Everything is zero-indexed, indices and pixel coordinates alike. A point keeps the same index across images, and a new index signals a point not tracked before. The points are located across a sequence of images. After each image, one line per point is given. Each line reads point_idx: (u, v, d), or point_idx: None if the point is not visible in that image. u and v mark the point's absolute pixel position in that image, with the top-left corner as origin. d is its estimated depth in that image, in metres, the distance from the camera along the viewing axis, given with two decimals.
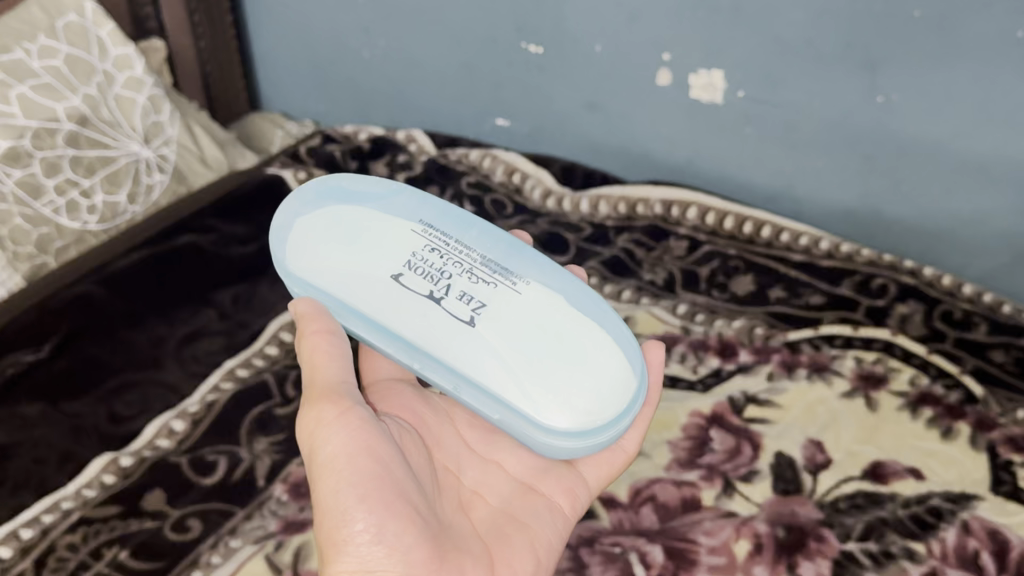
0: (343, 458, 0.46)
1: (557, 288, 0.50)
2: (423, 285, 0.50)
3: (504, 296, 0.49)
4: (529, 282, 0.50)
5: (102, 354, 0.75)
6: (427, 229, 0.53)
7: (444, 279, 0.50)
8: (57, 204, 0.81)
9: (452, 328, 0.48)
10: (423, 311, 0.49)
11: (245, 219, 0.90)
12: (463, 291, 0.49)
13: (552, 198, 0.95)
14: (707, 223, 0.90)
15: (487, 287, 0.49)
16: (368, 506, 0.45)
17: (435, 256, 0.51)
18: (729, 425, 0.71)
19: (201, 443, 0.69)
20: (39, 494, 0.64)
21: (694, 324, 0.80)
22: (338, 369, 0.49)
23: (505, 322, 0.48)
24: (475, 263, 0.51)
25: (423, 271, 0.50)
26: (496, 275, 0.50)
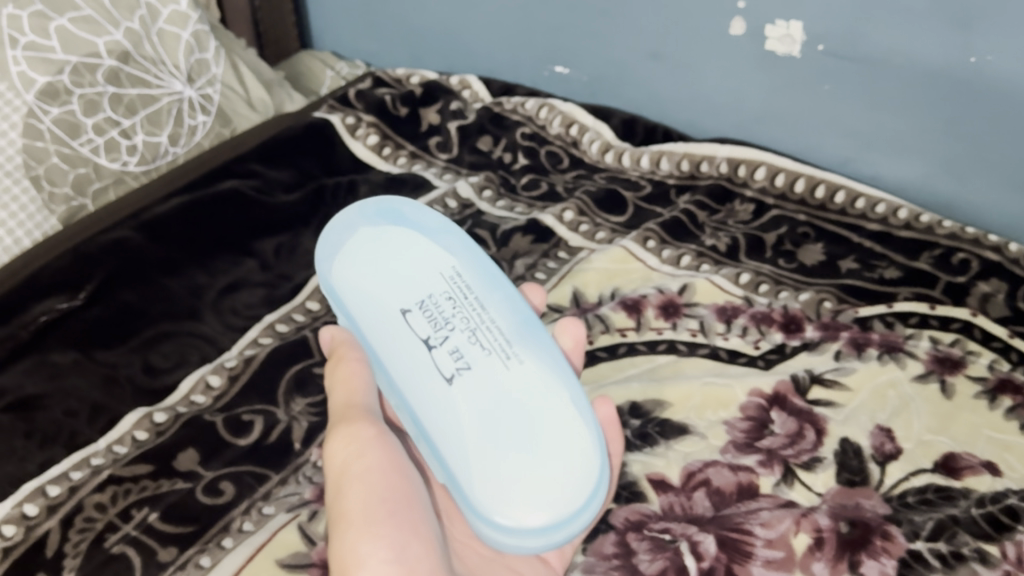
0: (367, 487, 0.45)
1: (557, 373, 0.50)
2: (425, 327, 0.51)
3: (488, 364, 0.50)
4: (523, 359, 0.50)
5: (138, 302, 0.73)
6: (455, 275, 0.54)
7: (445, 329, 0.51)
8: (96, 144, 0.77)
9: (427, 375, 0.50)
10: (412, 349, 0.51)
11: (290, 164, 0.86)
12: (456, 349, 0.50)
13: (611, 153, 0.89)
14: (777, 185, 0.84)
15: (480, 350, 0.50)
16: (394, 527, 0.44)
17: (449, 303, 0.52)
18: (792, 407, 0.66)
19: (237, 401, 0.67)
20: (70, 449, 0.63)
21: (758, 295, 0.75)
22: (366, 397, 0.50)
23: (481, 393, 0.49)
24: (482, 325, 0.51)
25: (431, 314, 0.52)
26: (496, 343, 0.50)
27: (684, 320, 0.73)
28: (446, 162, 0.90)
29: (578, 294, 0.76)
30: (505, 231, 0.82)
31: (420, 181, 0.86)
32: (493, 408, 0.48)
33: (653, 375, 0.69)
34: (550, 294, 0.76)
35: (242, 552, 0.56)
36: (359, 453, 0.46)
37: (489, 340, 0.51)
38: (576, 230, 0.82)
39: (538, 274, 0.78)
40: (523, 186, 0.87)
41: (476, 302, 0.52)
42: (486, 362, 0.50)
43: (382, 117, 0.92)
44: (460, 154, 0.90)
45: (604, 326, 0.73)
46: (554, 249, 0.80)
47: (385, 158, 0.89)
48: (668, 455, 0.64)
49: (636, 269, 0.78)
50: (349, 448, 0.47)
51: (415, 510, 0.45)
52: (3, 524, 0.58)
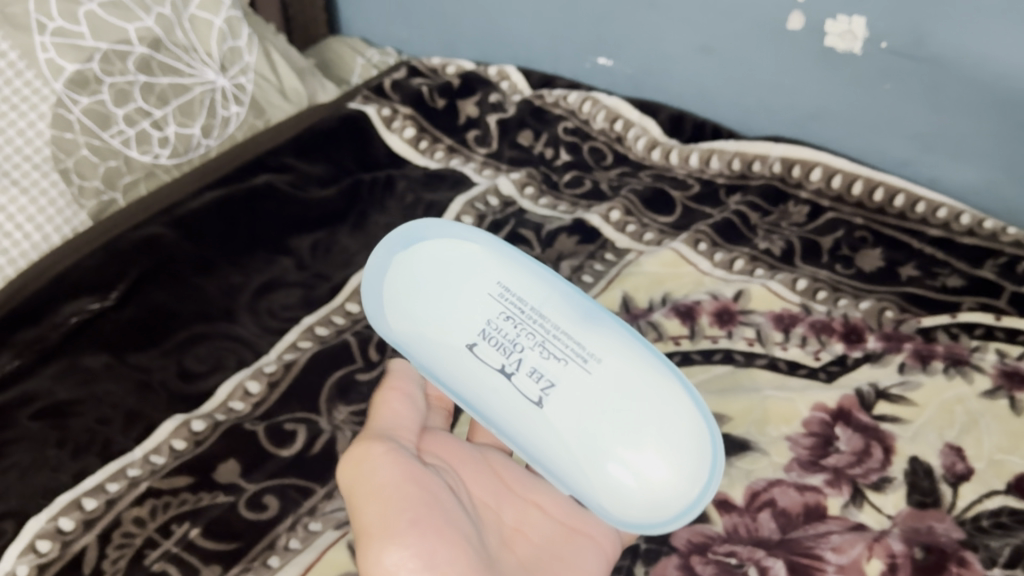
0: (383, 501, 0.44)
1: (636, 360, 0.47)
2: (495, 356, 0.49)
3: (574, 376, 0.47)
4: (602, 357, 0.47)
5: (172, 303, 0.70)
6: (504, 292, 0.50)
7: (516, 351, 0.48)
8: (127, 135, 0.74)
9: (519, 407, 0.48)
10: (494, 385, 0.49)
11: (324, 158, 0.83)
12: (535, 368, 0.48)
13: (658, 150, 0.86)
14: (833, 187, 0.81)
15: (559, 362, 0.47)
16: (417, 531, 0.43)
17: (509, 323, 0.49)
18: (857, 423, 0.64)
19: (278, 409, 0.64)
20: (104, 459, 0.60)
21: (816, 303, 0.72)
22: (388, 420, 0.50)
23: (576, 405, 0.47)
24: (550, 334, 0.48)
25: (496, 340, 0.49)
26: (569, 349, 0.48)
27: (739, 329, 0.71)
28: (485, 156, 0.87)
29: (628, 299, 0.73)
30: (549, 231, 0.78)
31: (459, 177, 0.83)
32: (599, 420, 0.46)
33: (710, 387, 0.66)
34: (598, 298, 0.73)
35: (289, 573, 0.53)
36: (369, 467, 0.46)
37: (562, 348, 0.48)
38: (623, 231, 0.79)
39: (584, 278, 0.75)
40: (565, 183, 0.84)
41: (534, 313, 0.49)
42: (568, 370, 0.47)
43: (419, 109, 0.89)
44: (499, 149, 0.87)
45: (657, 334, 0.70)
46: (600, 251, 0.77)
47: (422, 152, 0.86)
48: (730, 473, 0.61)
49: (688, 273, 0.75)
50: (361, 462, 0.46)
51: (437, 514, 0.44)
52: (37, 539, 0.55)
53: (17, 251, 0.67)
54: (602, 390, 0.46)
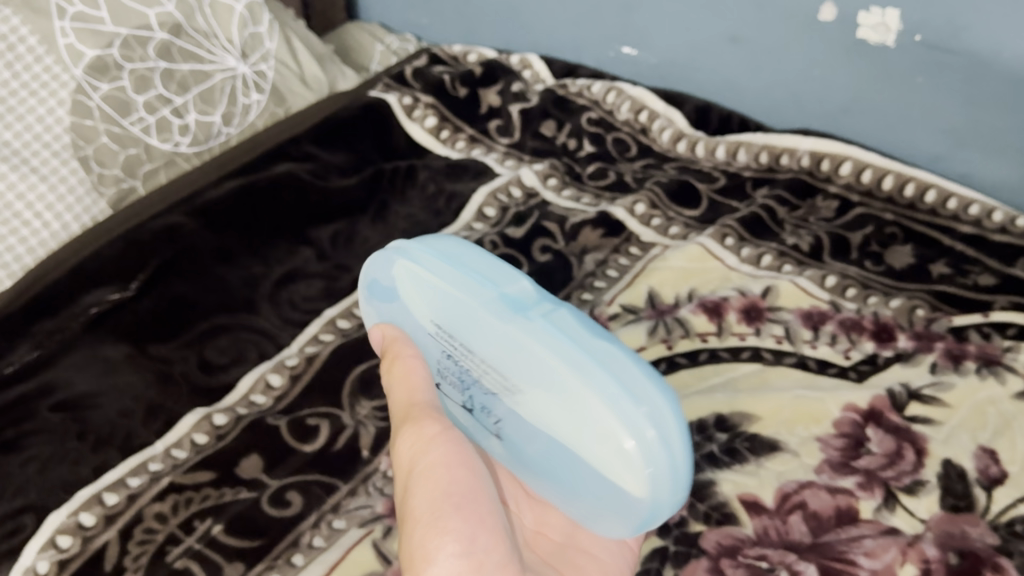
0: (431, 483, 0.44)
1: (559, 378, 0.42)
2: (456, 394, 0.49)
3: (512, 412, 0.45)
4: (522, 389, 0.44)
5: (193, 293, 0.69)
6: (438, 330, 0.48)
7: (465, 390, 0.48)
8: (147, 123, 0.73)
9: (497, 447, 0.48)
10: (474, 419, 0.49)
11: (345, 146, 0.82)
12: (483, 406, 0.47)
13: (683, 142, 0.85)
14: (863, 181, 0.79)
15: (494, 399, 0.46)
16: (462, 518, 0.43)
17: (452, 361, 0.48)
18: (889, 424, 0.62)
19: (300, 404, 0.63)
20: (125, 453, 0.59)
21: (846, 300, 0.71)
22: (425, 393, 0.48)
23: (523, 438, 0.46)
24: (481, 367, 0.46)
25: (451, 378, 0.49)
26: (497, 383, 0.45)
27: (767, 326, 0.69)
28: (507, 147, 0.85)
29: (654, 294, 0.72)
30: (574, 224, 0.77)
31: (481, 167, 0.82)
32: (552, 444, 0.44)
33: (738, 386, 0.65)
34: (624, 293, 0.72)
35: (314, 571, 0.52)
36: (423, 448, 0.45)
37: (493, 382, 0.45)
38: (648, 225, 0.78)
39: (609, 272, 0.74)
40: (589, 175, 0.83)
41: (464, 348, 0.47)
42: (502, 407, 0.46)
43: (441, 97, 0.88)
44: (522, 139, 0.86)
45: (683, 330, 0.69)
46: (625, 244, 0.76)
47: (444, 141, 0.85)
48: (760, 474, 0.60)
49: (714, 268, 0.74)
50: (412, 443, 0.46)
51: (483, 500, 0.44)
52: (58, 534, 0.54)
53: (36, 240, 0.67)
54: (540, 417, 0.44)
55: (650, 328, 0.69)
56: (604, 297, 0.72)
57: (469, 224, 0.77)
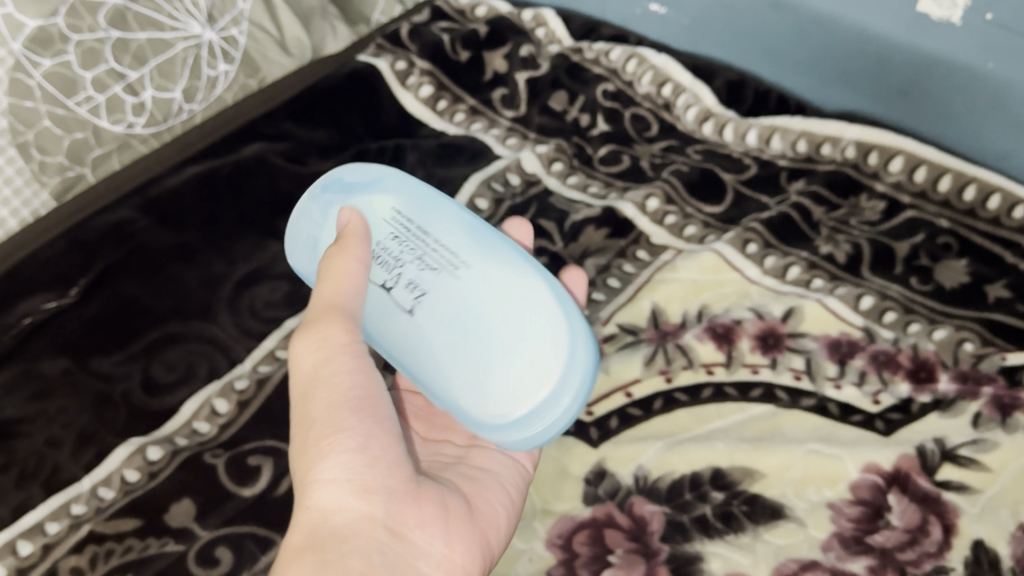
0: (330, 387, 0.42)
1: (501, 262, 0.45)
2: (378, 272, 0.47)
3: (447, 282, 0.45)
4: (478, 266, 0.45)
5: (144, 296, 0.63)
6: (396, 215, 0.49)
7: (397, 267, 0.47)
8: (96, 102, 0.65)
9: (393, 318, 0.46)
10: (372, 298, 0.47)
11: (327, 121, 0.74)
12: (411, 280, 0.46)
13: (710, 123, 0.74)
14: (916, 181, 0.68)
15: (432, 273, 0.45)
16: (360, 420, 0.41)
17: (395, 242, 0.48)
18: (916, 491, 0.53)
19: (246, 436, 0.57)
20: (49, 490, 0.54)
21: (882, 327, 0.61)
22: (356, 300, 0.44)
23: (442, 308, 0.44)
24: (428, 248, 0.47)
25: (382, 258, 0.47)
26: (444, 259, 0.46)
27: (786, 357, 0.60)
28: (511, 121, 0.76)
29: (658, 312, 0.63)
30: (574, 222, 0.68)
31: (478, 148, 0.74)
32: (449, 325, 0.44)
33: (744, 434, 0.57)
34: (624, 310, 0.63)
35: None
36: (331, 347, 0.43)
37: (435, 259, 0.46)
38: (661, 223, 0.68)
39: (610, 282, 0.65)
40: (601, 159, 0.73)
41: (419, 231, 0.48)
42: (411, 285, 0.46)
43: (439, 62, 0.79)
44: (528, 113, 0.77)
45: (686, 361, 0.60)
46: (632, 247, 0.67)
47: (441, 114, 0.76)
48: (756, 549, 0.52)
49: (731, 281, 0.64)
50: (323, 342, 0.43)
51: (381, 402, 0.43)
52: None
53: None
54: (462, 295, 0.44)
55: (647, 357, 0.61)
56: (601, 313, 0.63)
57: None
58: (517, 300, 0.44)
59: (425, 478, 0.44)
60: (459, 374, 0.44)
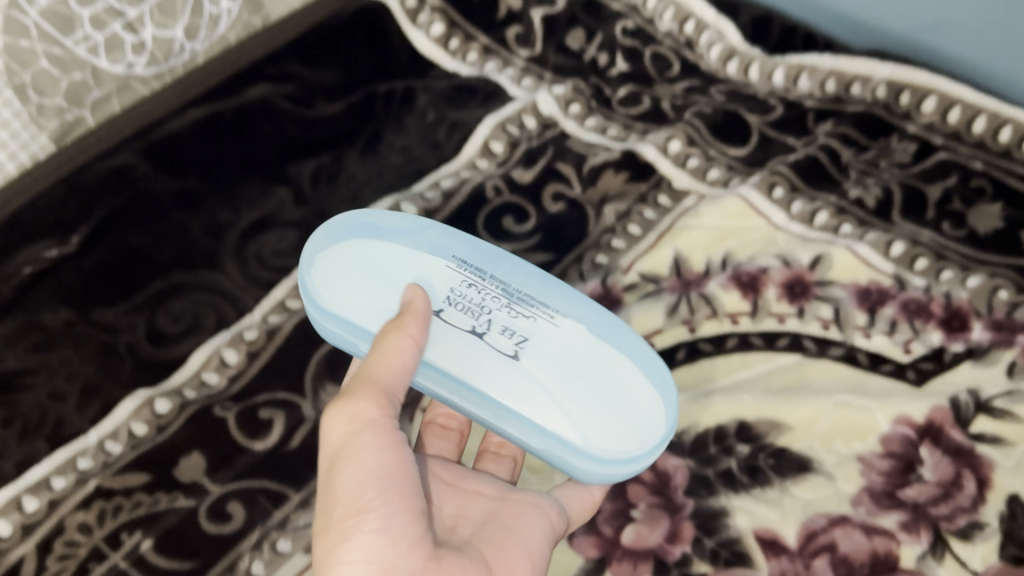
0: (357, 465, 0.38)
1: (592, 322, 0.47)
2: (464, 319, 0.46)
3: (548, 329, 0.46)
4: (568, 316, 0.47)
5: (146, 245, 0.61)
6: (461, 263, 0.49)
7: (485, 313, 0.46)
8: (94, 42, 0.61)
9: (493, 364, 0.44)
10: (461, 344, 0.45)
11: (334, 62, 0.71)
12: (507, 326, 0.45)
13: (735, 61, 0.71)
14: (948, 121, 0.65)
15: (529, 320, 0.46)
16: (384, 498, 0.37)
17: (473, 290, 0.47)
18: (949, 444, 0.52)
19: (256, 388, 0.55)
20: (54, 444, 0.52)
21: (914, 275, 0.59)
22: (397, 384, 0.42)
23: (551, 350, 0.45)
24: (513, 298, 0.47)
25: (462, 305, 0.46)
26: (534, 309, 0.47)
27: (814, 306, 0.58)
28: (526, 61, 0.73)
29: (681, 260, 0.61)
30: (593, 167, 0.66)
31: (492, 90, 0.71)
32: (559, 364, 0.44)
33: (770, 385, 0.55)
34: (645, 257, 0.61)
35: None
36: (360, 422, 0.39)
37: (525, 309, 0.46)
38: (683, 167, 0.66)
39: (630, 229, 0.63)
40: (619, 100, 0.71)
41: (495, 280, 0.48)
42: (511, 330, 0.45)
43: None
44: (544, 53, 0.74)
45: (710, 310, 0.58)
46: (654, 192, 0.65)
47: (452, 53, 0.73)
48: (783, 504, 0.50)
49: (757, 227, 0.62)
50: (356, 416, 0.40)
51: (409, 482, 0.38)
52: None
53: None
54: (566, 342, 0.45)
55: (670, 306, 0.59)
56: (621, 262, 0.61)
57: (472, 161, 0.67)
58: (617, 347, 0.46)
59: (453, 552, 0.38)
60: (572, 406, 0.43)
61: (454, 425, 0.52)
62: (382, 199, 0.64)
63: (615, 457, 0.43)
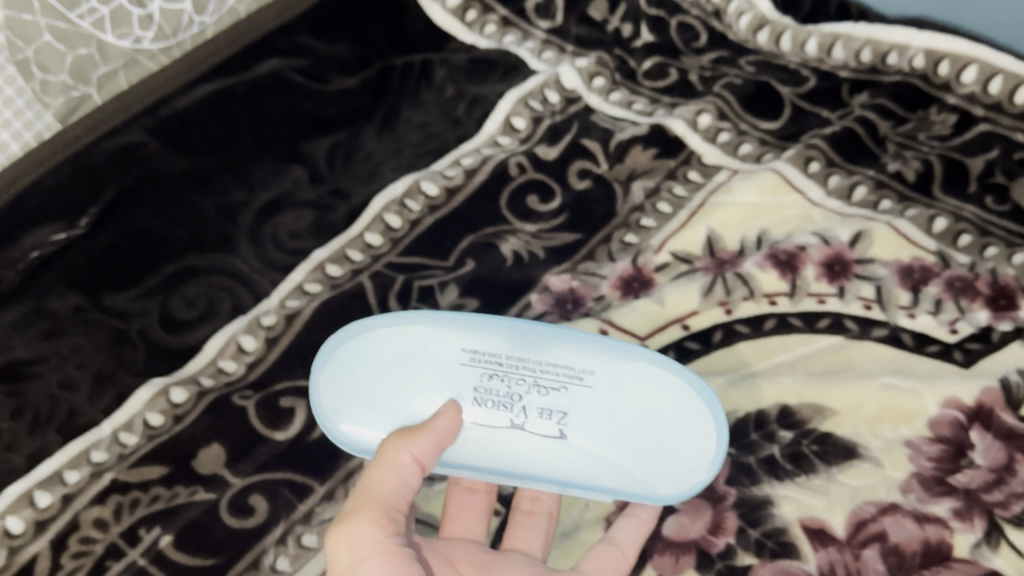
0: None
1: (616, 361, 0.47)
2: (500, 416, 0.47)
3: (580, 397, 0.47)
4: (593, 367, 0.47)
5: (158, 227, 0.59)
6: (474, 355, 0.47)
7: (517, 403, 0.47)
8: (99, 15, 0.58)
9: (545, 449, 0.47)
10: (510, 442, 0.47)
11: (348, 35, 0.69)
12: (543, 408, 0.47)
13: (765, 31, 0.69)
14: (990, 92, 0.62)
15: (559, 392, 0.47)
16: None
17: (497, 381, 0.47)
18: (1000, 427, 0.49)
19: (275, 375, 0.53)
20: (66, 437, 0.50)
21: (957, 252, 0.56)
22: (398, 496, 0.42)
23: (594, 419, 0.46)
24: (538, 370, 0.47)
25: (491, 402, 0.47)
26: (561, 375, 0.47)
27: (855, 285, 0.56)
28: (547, 33, 0.71)
29: (714, 238, 0.58)
30: (620, 142, 0.63)
31: (513, 62, 0.68)
32: (605, 430, 0.46)
33: (812, 368, 0.53)
34: (677, 236, 0.59)
35: None
36: (360, 544, 0.40)
37: (552, 378, 0.47)
38: (714, 141, 0.63)
39: (660, 207, 0.60)
40: (645, 73, 0.69)
41: (513, 359, 0.47)
42: (548, 416, 0.47)
43: None
44: (565, 24, 0.71)
45: (747, 291, 0.56)
46: (683, 168, 0.62)
47: (470, 26, 0.71)
48: (830, 492, 0.48)
49: (792, 203, 0.59)
50: (354, 541, 0.40)
51: None
52: None
53: None
54: (602, 403, 0.47)
55: (705, 286, 0.56)
56: (652, 241, 0.59)
57: (493, 138, 0.65)
58: (649, 387, 0.47)
59: None
60: (628, 464, 0.46)
61: (481, 486, 0.49)
62: (401, 179, 0.62)
63: (701, 483, 0.46)
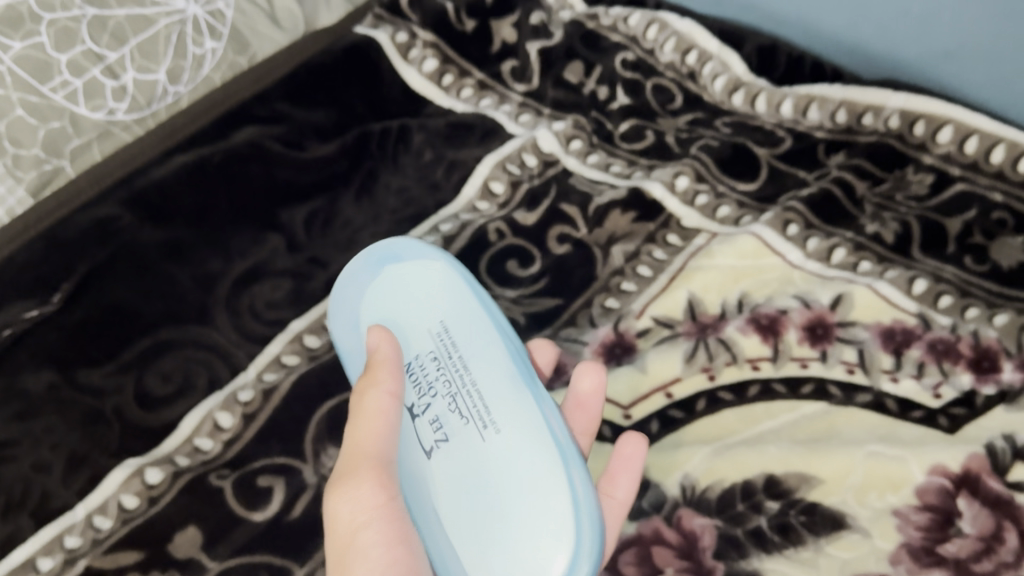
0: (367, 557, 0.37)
1: (522, 425, 0.41)
2: (411, 397, 0.45)
3: (468, 435, 0.42)
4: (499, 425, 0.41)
5: (133, 300, 0.58)
6: (440, 334, 0.46)
7: (428, 398, 0.44)
8: (74, 88, 0.61)
9: (412, 456, 0.43)
10: (402, 435, 0.44)
11: (326, 101, 0.70)
12: (438, 419, 0.43)
13: (741, 92, 0.70)
14: (966, 152, 0.63)
15: (461, 419, 0.42)
16: None
17: (433, 366, 0.45)
18: (987, 494, 0.47)
19: (253, 453, 0.51)
20: (39, 521, 0.49)
21: (938, 313, 0.56)
22: (388, 445, 0.40)
23: (460, 467, 0.41)
24: (465, 388, 0.43)
25: (416, 379, 0.45)
26: (475, 409, 0.42)
27: (837, 349, 0.55)
28: (522, 96, 0.72)
29: (696, 303, 0.58)
30: (599, 206, 0.63)
31: (490, 127, 0.69)
32: (460, 478, 0.41)
33: (798, 438, 0.51)
34: (658, 301, 0.58)
35: None
36: (363, 504, 0.38)
37: (469, 406, 0.43)
38: (692, 204, 0.63)
39: (640, 270, 0.60)
40: (622, 135, 0.69)
41: (459, 359, 0.45)
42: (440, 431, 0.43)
43: (443, 34, 0.75)
44: (541, 87, 0.72)
45: (730, 356, 0.56)
46: (662, 231, 0.62)
47: (446, 89, 0.72)
48: (819, 565, 0.46)
49: (772, 266, 0.59)
50: (359, 504, 0.38)
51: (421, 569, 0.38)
52: None
53: None
54: (476, 455, 0.41)
55: (688, 353, 0.56)
56: (633, 306, 0.58)
57: (471, 203, 0.65)
58: (520, 471, 0.39)
59: None
60: (441, 512, 0.41)
61: None
62: None
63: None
